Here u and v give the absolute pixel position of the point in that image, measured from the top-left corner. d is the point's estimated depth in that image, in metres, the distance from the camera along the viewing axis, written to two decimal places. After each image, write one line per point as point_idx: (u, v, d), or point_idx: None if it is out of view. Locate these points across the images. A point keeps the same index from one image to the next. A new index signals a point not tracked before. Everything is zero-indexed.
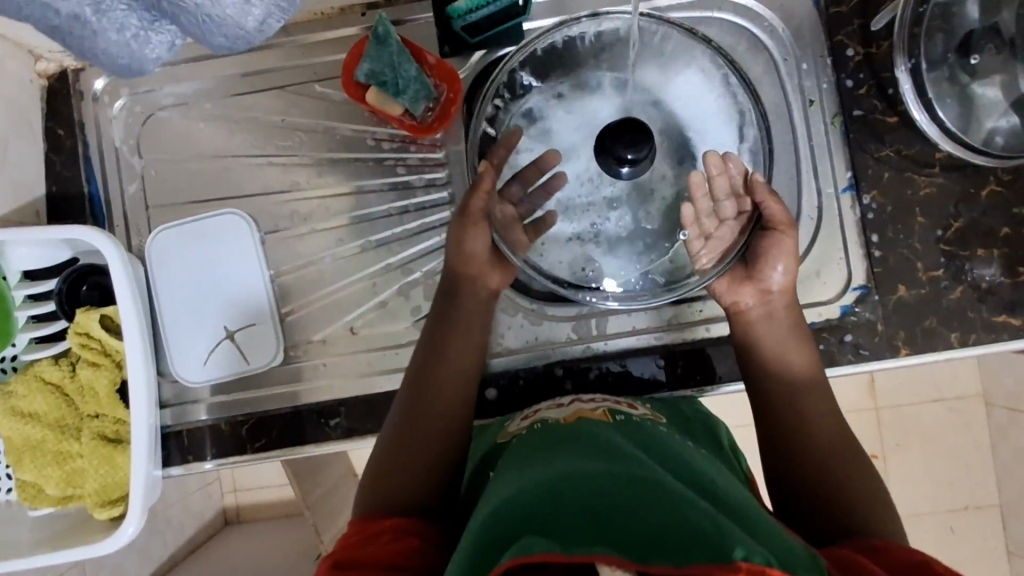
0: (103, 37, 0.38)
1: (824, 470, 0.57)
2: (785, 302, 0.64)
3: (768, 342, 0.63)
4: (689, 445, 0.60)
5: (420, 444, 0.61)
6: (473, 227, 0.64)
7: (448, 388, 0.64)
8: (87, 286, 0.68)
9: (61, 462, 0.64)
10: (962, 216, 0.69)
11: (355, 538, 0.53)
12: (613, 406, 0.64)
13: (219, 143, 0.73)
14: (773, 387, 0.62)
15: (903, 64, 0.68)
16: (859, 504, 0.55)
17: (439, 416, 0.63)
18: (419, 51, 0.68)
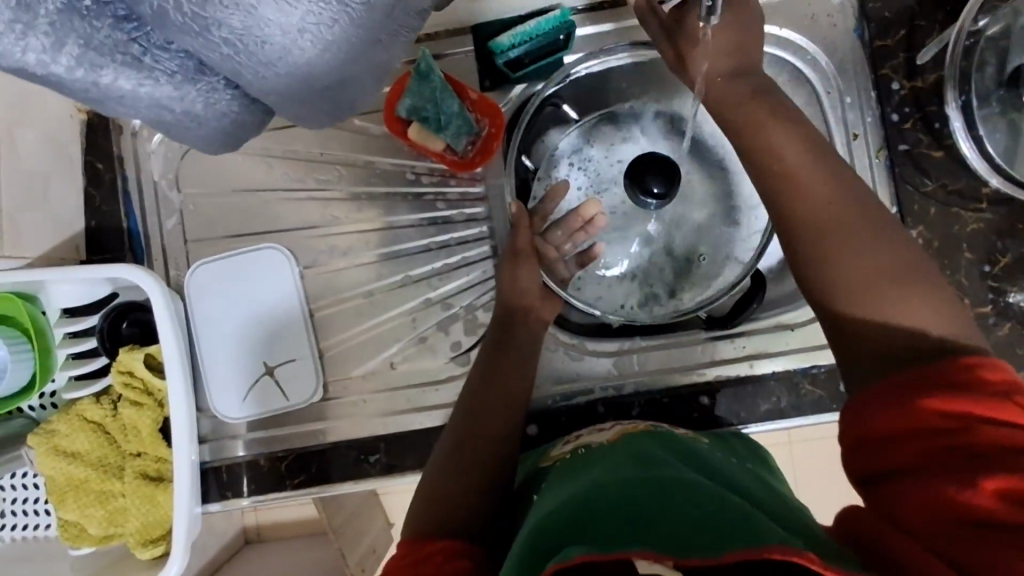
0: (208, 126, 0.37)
1: (838, 323, 0.47)
2: (811, 163, 0.52)
3: (808, 188, 0.50)
4: (732, 461, 0.58)
5: (472, 462, 0.58)
6: (525, 264, 0.67)
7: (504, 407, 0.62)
8: (128, 323, 0.67)
9: (104, 501, 0.64)
10: (1009, 251, 0.68)
11: (402, 561, 0.49)
12: (656, 425, 0.63)
13: (257, 178, 0.73)
14: (798, 217, 0.50)
15: (954, 100, 0.67)
16: (879, 297, 0.45)
17: (493, 438, 0.60)
18: (461, 87, 0.68)
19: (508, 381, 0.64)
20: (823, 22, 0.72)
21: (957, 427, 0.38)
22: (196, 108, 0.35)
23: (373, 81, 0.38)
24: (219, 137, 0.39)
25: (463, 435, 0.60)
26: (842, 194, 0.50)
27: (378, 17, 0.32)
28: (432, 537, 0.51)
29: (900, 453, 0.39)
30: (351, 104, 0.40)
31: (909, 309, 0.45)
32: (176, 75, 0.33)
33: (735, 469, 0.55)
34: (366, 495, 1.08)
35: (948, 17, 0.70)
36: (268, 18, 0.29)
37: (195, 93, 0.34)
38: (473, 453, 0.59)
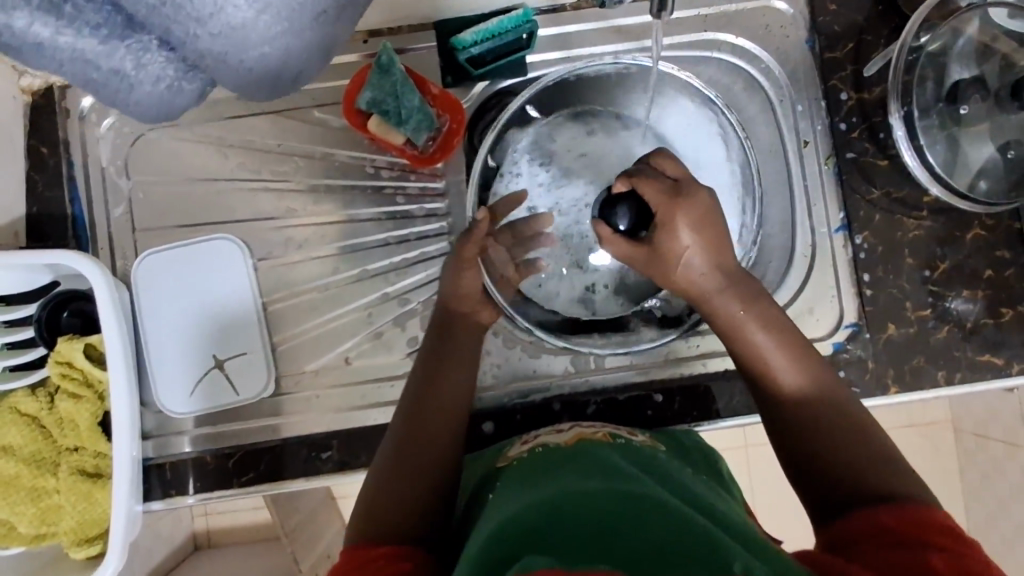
0: (138, 92, 0.32)
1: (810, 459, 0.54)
2: (770, 317, 0.59)
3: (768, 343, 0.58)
4: (689, 472, 0.59)
5: (414, 464, 0.58)
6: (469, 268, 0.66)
7: (448, 408, 0.62)
8: (69, 312, 0.64)
9: (37, 499, 0.61)
10: (948, 257, 0.71)
11: (347, 568, 0.50)
12: (613, 432, 0.64)
13: (211, 167, 0.72)
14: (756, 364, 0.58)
15: (898, 111, 0.70)
16: (837, 455, 0.53)
17: (435, 446, 0.59)
18: (422, 81, 0.68)
19: (454, 386, 0.63)
20: (777, 33, 0.74)
21: (913, 529, 0.45)
22: (132, 72, 0.31)
23: (324, 53, 0.33)
24: (156, 109, 0.34)
25: (406, 438, 0.60)
26: (802, 354, 0.58)
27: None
28: (378, 542, 0.53)
29: (862, 543, 0.46)
30: (299, 79, 0.35)
31: (858, 454, 0.52)
32: (102, 29, 0.29)
33: (686, 477, 0.57)
34: (324, 497, 1.06)
35: (892, 33, 0.73)
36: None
37: (122, 51, 0.30)
38: (418, 460, 0.58)
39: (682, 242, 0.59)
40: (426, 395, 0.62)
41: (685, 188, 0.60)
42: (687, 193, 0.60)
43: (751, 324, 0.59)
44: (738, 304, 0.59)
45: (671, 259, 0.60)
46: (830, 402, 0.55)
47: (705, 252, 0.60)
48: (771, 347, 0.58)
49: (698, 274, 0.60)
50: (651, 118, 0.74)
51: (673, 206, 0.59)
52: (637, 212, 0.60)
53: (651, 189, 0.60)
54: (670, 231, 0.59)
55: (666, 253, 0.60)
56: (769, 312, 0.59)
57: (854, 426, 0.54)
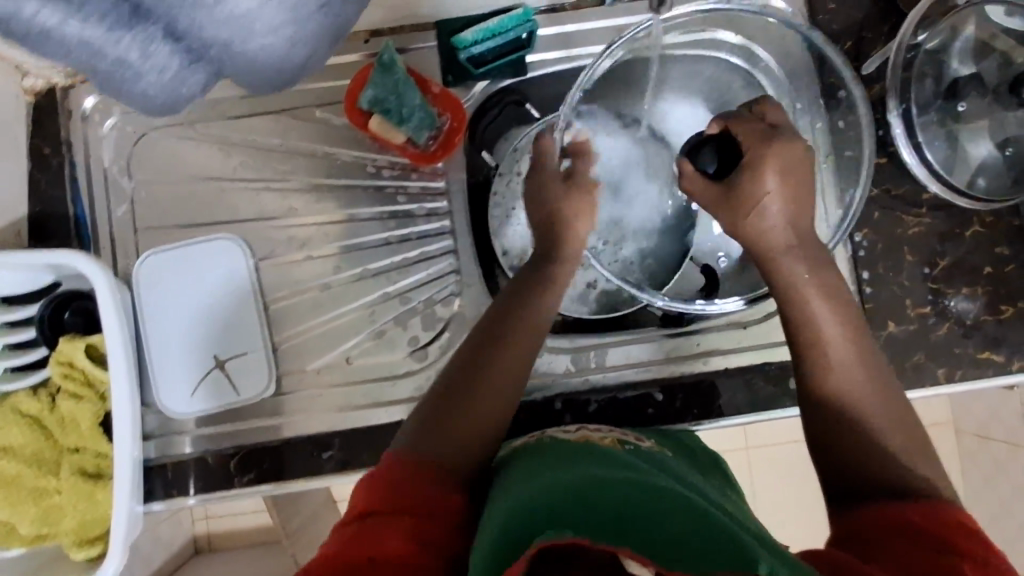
0: (145, 80, 0.37)
1: (838, 452, 0.53)
2: (834, 287, 0.57)
3: (821, 314, 0.56)
4: (698, 475, 0.58)
5: (471, 406, 0.54)
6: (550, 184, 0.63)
7: (518, 354, 0.57)
8: (70, 312, 0.64)
9: (38, 498, 0.61)
10: (947, 254, 0.71)
11: (390, 499, 0.47)
12: (621, 437, 0.62)
13: (214, 166, 0.72)
14: (805, 334, 0.56)
15: (896, 108, 0.70)
16: (858, 448, 0.52)
17: (497, 394, 0.55)
18: (423, 80, 0.68)
19: (525, 334, 0.58)
20: (775, 32, 0.74)
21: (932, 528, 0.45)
22: (139, 62, 0.36)
23: (318, 44, 0.42)
24: (159, 94, 0.40)
25: (469, 378, 0.55)
26: (855, 334, 0.56)
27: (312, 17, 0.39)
28: (426, 477, 0.49)
29: (877, 541, 0.46)
30: (302, 64, 0.43)
31: (888, 448, 0.51)
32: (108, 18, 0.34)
33: (695, 479, 0.56)
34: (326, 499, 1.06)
35: (891, 31, 0.73)
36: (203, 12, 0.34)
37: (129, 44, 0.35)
38: (473, 402, 0.54)
39: (764, 188, 0.55)
40: (495, 336, 0.57)
41: (779, 134, 0.58)
42: (783, 138, 0.57)
43: (811, 289, 0.56)
44: (804, 269, 0.56)
45: (751, 204, 0.56)
46: (868, 392, 0.54)
47: (793, 198, 0.56)
48: (826, 319, 0.55)
49: (775, 226, 0.56)
50: (652, 116, 0.75)
51: (765, 150, 0.56)
52: (725, 153, 0.58)
53: (742, 129, 0.58)
54: (754, 174, 0.56)
55: (747, 196, 0.56)
56: (833, 283, 0.57)
57: (886, 418, 0.53)
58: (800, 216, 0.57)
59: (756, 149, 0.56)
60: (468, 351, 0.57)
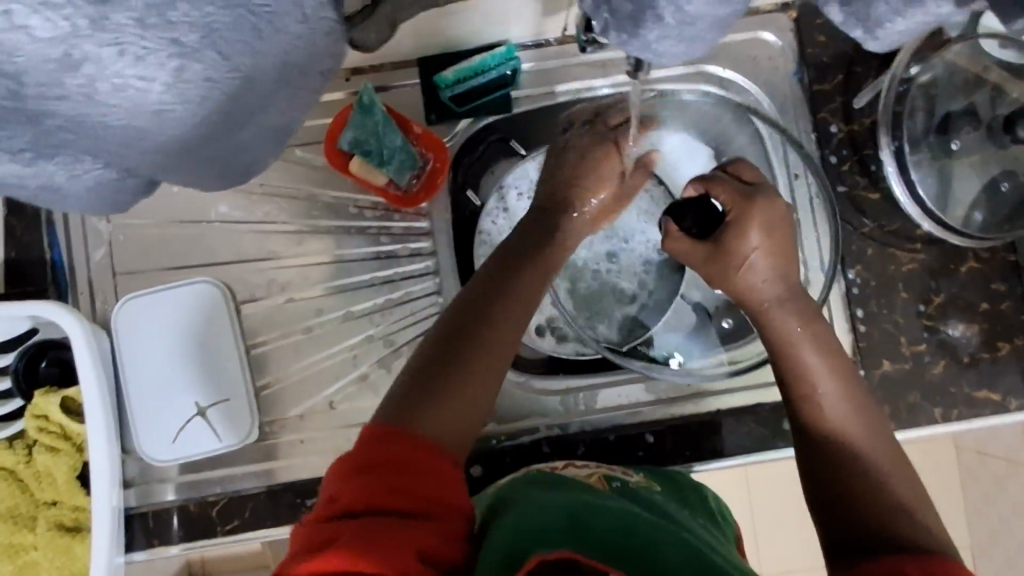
0: (77, 199, 0.35)
1: (844, 502, 0.50)
2: (822, 334, 0.56)
3: (815, 364, 0.55)
4: (685, 513, 0.57)
5: (465, 382, 0.51)
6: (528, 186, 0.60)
7: (508, 339, 0.54)
8: (47, 362, 0.63)
9: (14, 555, 0.61)
10: (942, 291, 0.70)
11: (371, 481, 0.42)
12: (607, 472, 0.61)
13: (194, 208, 0.71)
14: (794, 383, 0.55)
15: (887, 145, 0.69)
16: (866, 499, 0.49)
17: (489, 374, 0.52)
18: (405, 121, 0.67)
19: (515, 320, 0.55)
20: (764, 64, 0.73)
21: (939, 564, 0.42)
22: (59, 182, 0.33)
23: (267, 145, 0.39)
24: (100, 207, 0.36)
25: (463, 352, 0.52)
26: (857, 384, 0.55)
27: (257, 88, 0.31)
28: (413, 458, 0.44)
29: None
30: (250, 166, 0.40)
31: (889, 498, 0.49)
32: (26, 152, 0.30)
33: (682, 516, 0.56)
34: None
35: (882, 63, 0.72)
36: (116, 100, 0.28)
37: (54, 167, 0.32)
38: (467, 373, 0.51)
39: (749, 243, 0.56)
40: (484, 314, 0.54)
41: (759, 190, 0.58)
42: (763, 196, 0.57)
43: (801, 339, 0.56)
44: (796, 320, 0.56)
45: (736, 259, 0.56)
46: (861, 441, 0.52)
47: (774, 252, 0.56)
48: (818, 368, 0.55)
49: (761, 282, 0.57)
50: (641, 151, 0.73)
51: (746, 207, 0.56)
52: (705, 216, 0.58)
53: (721, 192, 0.57)
54: (739, 235, 0.56)
55: (732, 256, 0.56)
56: (822, 331, 0.56)
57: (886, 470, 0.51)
58: (785, 267, 0.57)
59: (736, 208, 0.56)
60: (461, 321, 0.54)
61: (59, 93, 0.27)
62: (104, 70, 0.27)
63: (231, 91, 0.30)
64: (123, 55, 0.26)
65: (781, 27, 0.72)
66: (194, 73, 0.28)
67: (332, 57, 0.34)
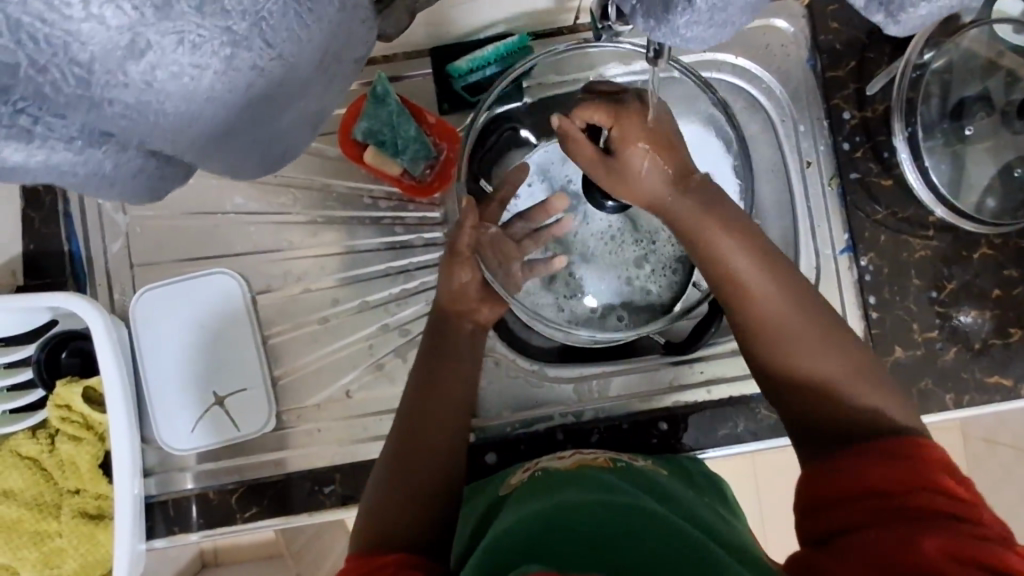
0: (120, 187, 0.32)
1: (802, 407, 0.51)
2: (750, 238, 0.54)
3: (747, 270, 0.53)
4: (692, 494, 0.58)
5: (418, 469, 0.59)
6: (462, 263, 0.66)
7: (448, 413, 0.63)
8: (68, 353, 0.63)
9: (39, 542, 0.61)
10: (955, 277, 0.70)
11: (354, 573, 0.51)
12: (615, 456, 0.63)
13: (208, 199, 0.71)
14: (729, 300, 0.54)
15: (901, 131, 0.69)
16: (821, 400, 0.50)
17: (437, 455, 0.61)
18: (418, 110, 0.67)
19: (451, 393, 0.64)
20: (777, 51, 0.73)
21: (899, 489, 0.43)
22: (104, 172, 0.31)
23: (301, 130, 0.37)
24: (138, 198, 0.34)
25: (409, 441, 0.61)
26: (765, 271, 0.53)
27: (299, 72, 0.31)
28: (384, 550, 0.53)
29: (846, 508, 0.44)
30: (284, 152, 0.39)
31: (843, 394, 0.50)
32: (76, 140, 0.28)
33: (686, 494, 0.57)
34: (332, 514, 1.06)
35: (896, 50, 0.72)
36: (173, 86, 0.28)
37: (103, 156, 0.30)
38: (421, 459, 0.60)
39: (640, 159, 0.54)
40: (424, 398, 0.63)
41: (632, 104, 0.56)
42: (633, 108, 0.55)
43: (726, 244, 0.53)
44: (718, 228, 0.53)
45: (634, 175, 0.54)
46: (810, 340, 0.52)
47: (670, 159, 0.55)
48: (752, 274, 0.53)
49: (667, 192, 0.54)
50: None
51: (626, 122, 0.54)
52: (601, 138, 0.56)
53: (592, 111, 0.55)
54: (628, 149, 0.54)
55: (630, 171, 0.54)
56: (747, 231, 0.54)
57: (837, 364, 0.51)
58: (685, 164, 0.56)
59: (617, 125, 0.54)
60: (406, 414, 0.63)
61: (123, 81, 0.27)
62: (164, 52, 0.26)
63: (271, 63, 0.29)
64: (183, 42, 0.26)
65: (794, 14, 0.72)
66: (243, 61, 0.28)
67: (365, 45, 0.35)
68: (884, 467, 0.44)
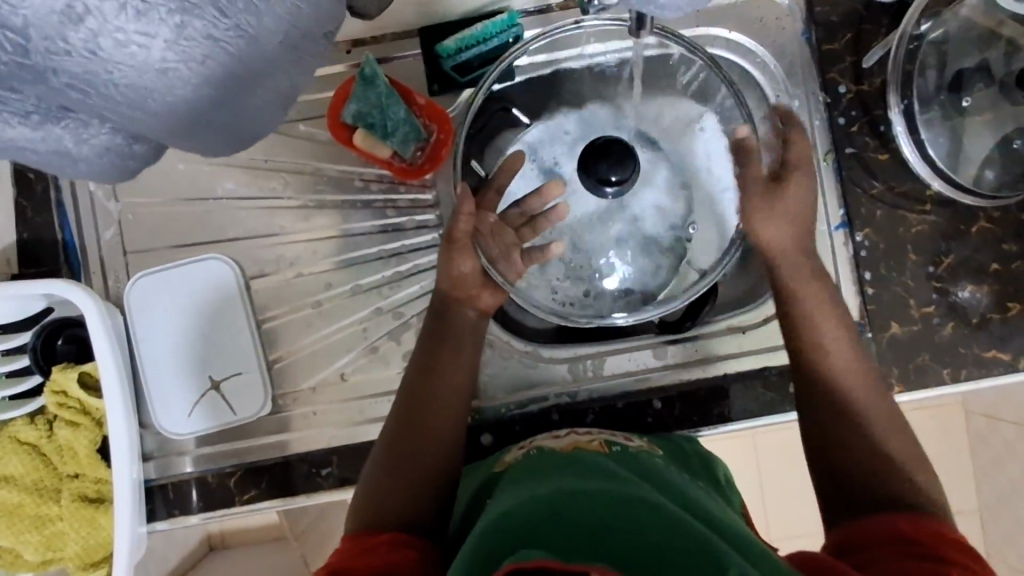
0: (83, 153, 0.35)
1: (856, 468, 0.55)
2: (836, 311, 0.62)
3: (830, 339, 0.60)
4: (685, 478, 0.58)
5: (415, 455, 0.60)
6: (461, 251, 0.65)
7: (448, 401, 0.63)
8: (64, 340, 0.64)
9: (40, 526, 0.62)
10: (952, 252, 0.69)
11: (348, 553, 0.53)
12: (609, 438, 0.63)
13: (199, 185, 0.71)
14: (807, 359, 0.61)
15: (897, 105, 0.68)
16: (879, 467, 0.55)
17: (435, 441, 0.61)
18: (407, 91, 0.66)
19: (451, 381, 0.64)
20: (771, 25, 0.71)
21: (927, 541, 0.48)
22: (69, 142, 0.33)
23: (270, 104, 0.37)
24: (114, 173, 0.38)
25: (407, 428, 0.62)
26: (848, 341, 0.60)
27: (267, 44, 0.31)
28: (379, 530, 0.55)
29: (876, 547, 0.49)
30: (258, 129, 0.40)
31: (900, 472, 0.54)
32: (34, 116, 0.32)
33: (683, 480, 0.57)
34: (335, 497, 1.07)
35: (892, 21, 0.70)
36: (119, 55, 0.28)
37: (61, 132, 0.33)
38: (417, 446, 0.61)
39: (772, 229, 0.63)
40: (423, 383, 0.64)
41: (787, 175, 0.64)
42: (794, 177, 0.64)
43: (814, 310, 0.61)
44: (815, 293, 0.62)
45: (790, 229, 0.63)
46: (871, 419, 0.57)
47: (799, 236, 0.63)
48: (836, 345, 0.60)
49: (807, 247, 0.63)
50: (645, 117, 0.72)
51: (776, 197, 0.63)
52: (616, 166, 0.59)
53: (754, 167, 0.66)
54: (766, 218, 0.63)
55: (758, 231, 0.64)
56: (830, 300, 0.62)
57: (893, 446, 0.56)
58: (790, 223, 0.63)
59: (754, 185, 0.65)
60: (406, 401, 0.63)
61: (63, 48, 0.27)
62: (105, 22, 0.27)
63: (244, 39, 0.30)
64: (124, 7, 0.27)
65: None
66: (195, 29, 0.28)
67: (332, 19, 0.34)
68: (919, 526, 0.49)
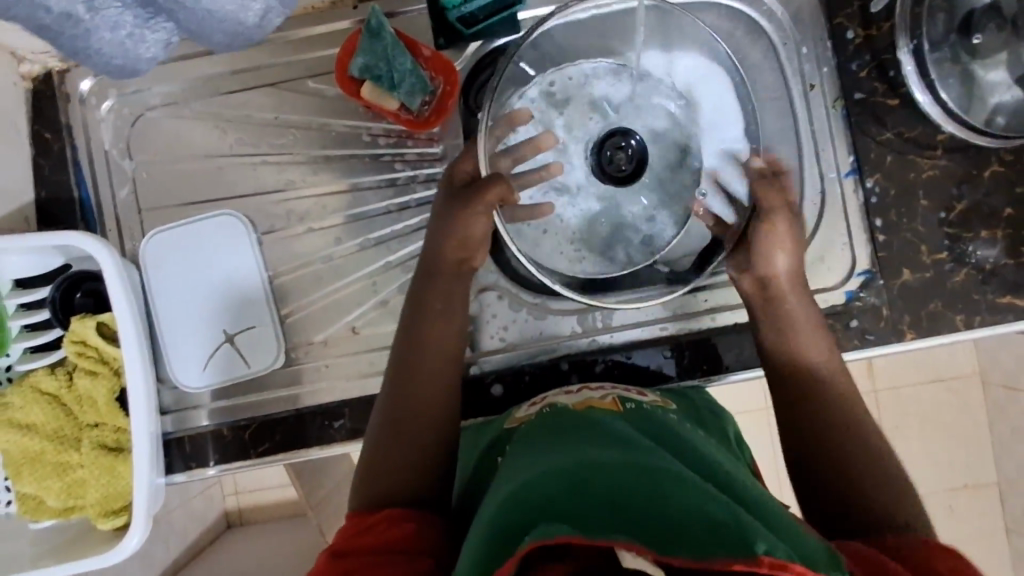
0: (94, 34, 0.49)
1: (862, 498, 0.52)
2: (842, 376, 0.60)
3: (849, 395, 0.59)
4: (700, 433, 0.58)
5: (411, 423, 0.59)
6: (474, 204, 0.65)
7: (438, 365, 0.62)
8: (82, 293, 0.66)
9: (61, 473, 0.64)
10: (965, 197, 0.69)
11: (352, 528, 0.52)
12: (622, 394, 0.62)
13: (211, 144, 0.72)
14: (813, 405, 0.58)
15: (906, 45, 0.68)
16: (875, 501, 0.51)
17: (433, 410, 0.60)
18: (413, 43, 0.67)
19: (439, 345, 0.63)
20: None
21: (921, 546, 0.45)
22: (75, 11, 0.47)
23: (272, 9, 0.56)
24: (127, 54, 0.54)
25: (399, 396, 0.60)
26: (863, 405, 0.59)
27: None
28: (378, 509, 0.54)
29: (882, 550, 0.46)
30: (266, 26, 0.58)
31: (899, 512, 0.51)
32: None
33: (708, 445, 0.55)
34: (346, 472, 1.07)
35: None
36: None
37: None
38: (417, 418, 0.59)
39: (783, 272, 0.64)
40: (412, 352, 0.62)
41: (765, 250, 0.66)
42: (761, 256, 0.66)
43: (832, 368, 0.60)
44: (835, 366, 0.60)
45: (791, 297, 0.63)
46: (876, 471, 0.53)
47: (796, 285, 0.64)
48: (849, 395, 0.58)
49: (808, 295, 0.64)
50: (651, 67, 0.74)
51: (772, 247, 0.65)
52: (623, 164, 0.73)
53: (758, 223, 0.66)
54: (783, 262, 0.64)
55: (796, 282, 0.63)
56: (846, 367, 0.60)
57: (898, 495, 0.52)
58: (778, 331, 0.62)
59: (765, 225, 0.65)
60: (395, 376, 0.62)
61: None
62: None
63: None
64: None
65: None
66: None
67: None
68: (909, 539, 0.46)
